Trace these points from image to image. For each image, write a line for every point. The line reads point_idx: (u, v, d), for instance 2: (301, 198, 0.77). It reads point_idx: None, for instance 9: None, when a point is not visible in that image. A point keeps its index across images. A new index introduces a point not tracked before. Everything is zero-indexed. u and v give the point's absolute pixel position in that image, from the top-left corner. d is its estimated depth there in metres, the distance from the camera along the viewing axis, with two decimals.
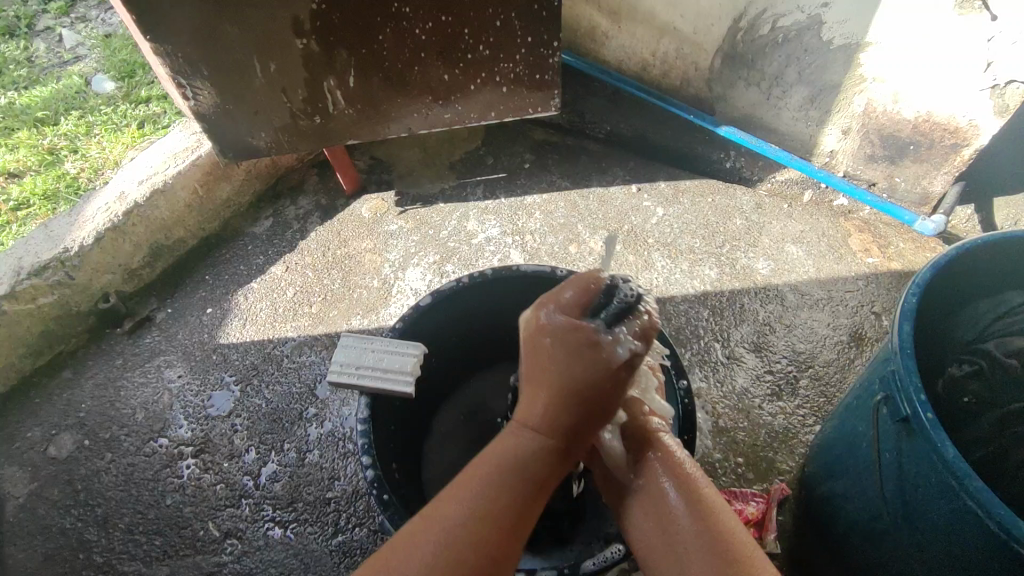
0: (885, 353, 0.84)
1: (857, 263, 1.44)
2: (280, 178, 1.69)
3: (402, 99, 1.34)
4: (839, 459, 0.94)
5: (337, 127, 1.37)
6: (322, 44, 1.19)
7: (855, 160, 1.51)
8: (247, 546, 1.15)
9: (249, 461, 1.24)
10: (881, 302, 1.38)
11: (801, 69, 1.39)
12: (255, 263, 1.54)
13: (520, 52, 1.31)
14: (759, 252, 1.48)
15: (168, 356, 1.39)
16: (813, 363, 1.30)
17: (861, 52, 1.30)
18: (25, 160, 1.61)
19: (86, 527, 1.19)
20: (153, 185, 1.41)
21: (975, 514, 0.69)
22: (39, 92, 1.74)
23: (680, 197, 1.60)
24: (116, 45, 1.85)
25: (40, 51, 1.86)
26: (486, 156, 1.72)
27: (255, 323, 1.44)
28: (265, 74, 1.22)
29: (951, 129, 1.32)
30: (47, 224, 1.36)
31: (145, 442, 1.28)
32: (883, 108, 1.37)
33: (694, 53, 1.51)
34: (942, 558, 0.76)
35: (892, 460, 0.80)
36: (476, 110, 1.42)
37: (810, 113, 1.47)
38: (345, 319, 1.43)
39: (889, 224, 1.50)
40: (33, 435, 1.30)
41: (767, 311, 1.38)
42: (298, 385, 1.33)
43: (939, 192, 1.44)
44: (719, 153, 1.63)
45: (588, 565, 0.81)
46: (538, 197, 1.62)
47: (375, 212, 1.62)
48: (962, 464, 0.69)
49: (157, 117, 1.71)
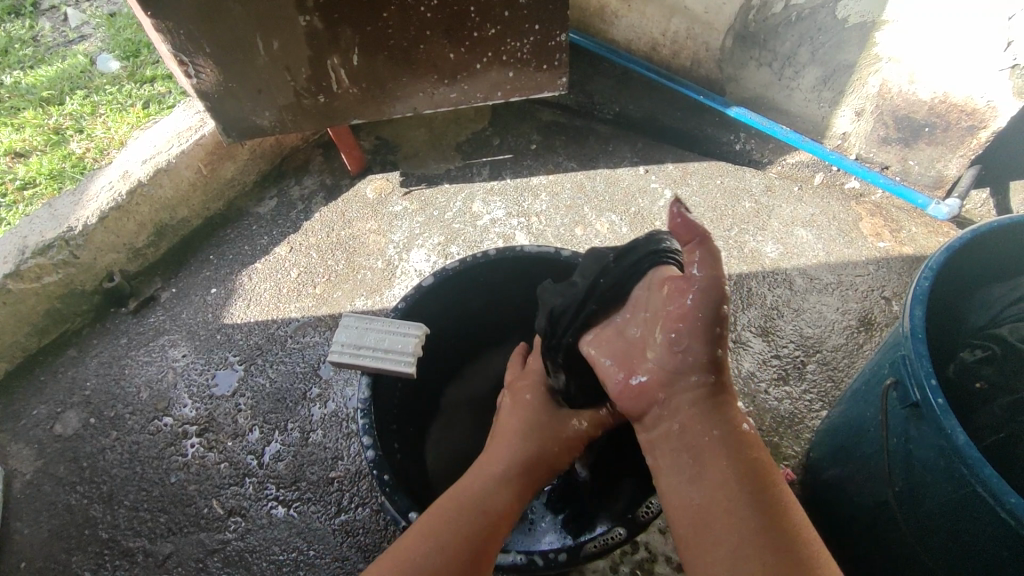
0: (895, 337, 0.82)
1: (867, 247, 1.42)
2: (284, 158, 1.68)
3: (407, 77, 1.32)
4: (846, 444, 0.93)
5: (341, 106, 1.35)
6: (326, 21, 1.17)
7: (869, 143, 1.48)
8: (251, 524, 1.16)
9: (253, 441, 1.24)
10: (891, 286, 1.35)
11: (815, 49, 1.35)
12: (260, 243, 1.54)
13: (527, 31, 1.28)
14: (768, 236, 1.46)
15: (173, 336, 1.39)
16: (821, 348, 1.28)
17: (877, 31, 1.27)
18: (30, 140, 1.60)
19: (92, 504, 1.20)
20: (156, 164, 1.40)
21: (984, 500, 0.67)
22: (44, 72, 1.73)
23: (688, 179, 1.57)
24: (120, 24, 1.84)
25: (44, 30, 1.85)
26: (492, 137, 1.70)
27: (259, 304, 1.44)
28: (268, 52, 1.20)
29: (968, 111, 1.29)
30: (52, 203, 1.35)
31: (150, 420, 1.28)
32: (898, 89, 1.34)
33: (705, 33, 1.48)
34: (947, 544, 0.76)
35: (902, 447, 0.79)
36: (482, 90, 1.39)
37: (823, 94, 1.43)
38: (349, 300, 1.42)
39: (901, 208, 1.48)
40: (40, 413, 1.31)
41: (774, 295, 1.36)
42: (302, 365, 1.33)
43: (954, 175, 1.41)
44: (729, 135, 1.60)
45: (589, 547, 0.80)
46: (545, 178, 1.61)
47: (380, 192, 1.61)
48: (971, 450, 0.68)
49: (161, 97, 1.70)
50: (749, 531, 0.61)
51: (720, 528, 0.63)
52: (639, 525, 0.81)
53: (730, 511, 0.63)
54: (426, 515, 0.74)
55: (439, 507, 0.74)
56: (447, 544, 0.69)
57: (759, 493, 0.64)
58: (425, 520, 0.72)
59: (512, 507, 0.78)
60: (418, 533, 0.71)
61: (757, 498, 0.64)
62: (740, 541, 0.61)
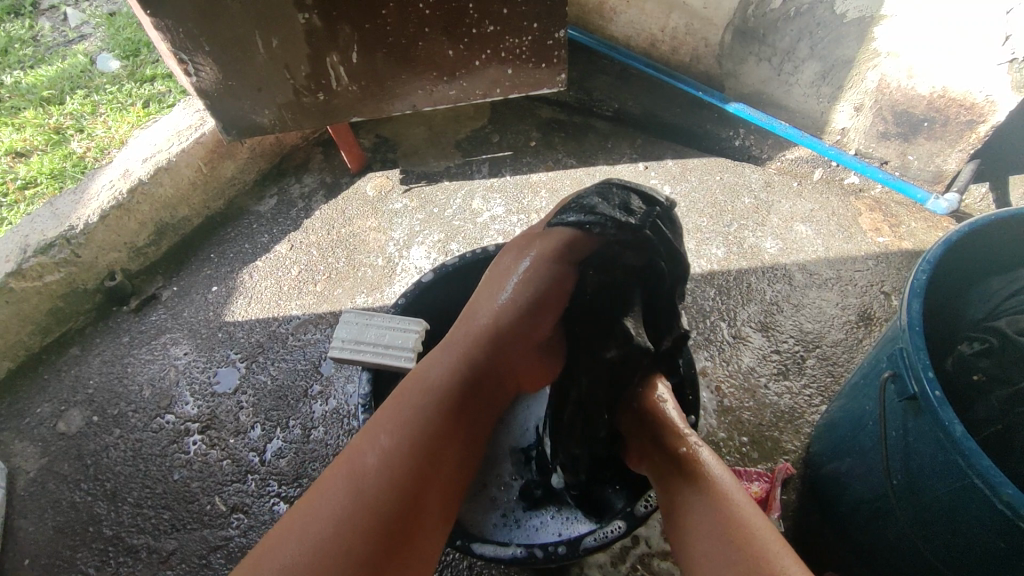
0: (893, 331, 0.82)
1: (867, 242, 1.42)
2: (284, 156, 1.68)
3: (406, 75, 1.32)
4: (845, 438, 0.93)
5: (340, 103, 1.36)
6: (325, 18, 1.18)
7: (868, 138, 1.48)
8: (253, 521, 1.16)
9: (255, 437, 1.25)
10: (891, 281, 1.35)
11: (813, 44, 1.35)
12: (261, 242, 1.54)
13: (526, 28, 1.28)
14: (768, 232, 1.46)
15: (175, 334, 1.40)
16: (821, 343, 1.29)
17: (876, 26, 1.27)
18: (31, 140, 1.61)
19: (95, 501, 1.21)
20: (157, 163, 1.40)
21: (981, 492, 0.68)
22: (45, 72, 1.73)
23: (687, 175, 1.57)
24: (120, 23, 1.84)
25: (44, 30, 1.85)
26: (491, 134, 1.70)
27: (260, 302, 1.44)
28: (268, 50, 1.21)
29: (966, 105, 1.29)
30: (53, 202, 1.36)
31: (153, 418, 1.29)
32: (896, 84, 1.33)
33: (704, 28, 1.48)
34: (945, 537, 0.76)
35: (899, 439, 0.79)
36: (481, 87, 1.39)
37: (822, 89, 1.43)
38: (350, 298, 1.43)
39: (900, 203, 1.48)
40: (43, 411, 1.31)
41: (774, 291, 1.36)
42: (303, 362, 1.34)
43: (953, 169, 1.41)
44: (729, 131, 1.60)
45: (589, 541, 0.80)
46: (545, 175, 1.61)
47: (380, 190, 1.61)
48: (968, 442, 0.68)
49: (161, 96, 1.70)
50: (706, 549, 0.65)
51: (696, 537, 0.67)
52: (639, 518, 0.81)
53: (700, 522, 0.67)
54: (383, 409, 0.72)
55: (389, 402, 0.72)
56: (400, 444, 0.68)
57: (711, 505, 0.68)
58: (380, 414, 0.70)
59: (469, 394, 0.76)
60: (371, 428, 0.70)
61: (708, 511, 0.68)
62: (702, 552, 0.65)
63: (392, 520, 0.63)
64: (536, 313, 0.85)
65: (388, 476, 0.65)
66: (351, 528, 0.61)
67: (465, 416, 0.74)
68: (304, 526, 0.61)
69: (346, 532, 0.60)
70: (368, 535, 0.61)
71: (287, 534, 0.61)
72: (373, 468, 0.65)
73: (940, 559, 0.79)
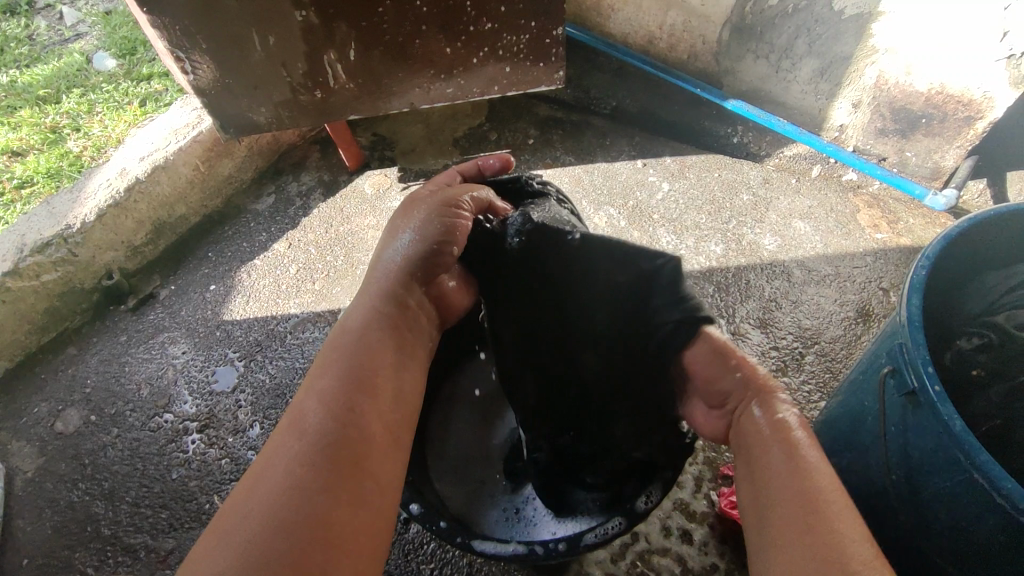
0: (892, 326, 0.82)
1: (865, 238, 1.42)
2: (282, 155, 1.68)
3: (404, 73, 1.32)
4: (843, 433, 0.93)
5: (338, 101, 1.36)
6: (322, 16, 1.17)
7: (866, 134, 1.48)
8: None
9: (254, 436, 1.24)
10: (889, 278, 1.36)
11: (811, 41, 1.35)
12: (259, 240, 1.54)
13: (523, 25, 1.28)
14: (767, 229, 1.46)
15: (172, 333, 1.40)
16: (819, 339, 1.29)
17: (873, 22, 1.27)
18: (27, 139, 1.60)
19: (93, 501, 1.20)
20: (154, 161, 1.40)
21: (982, 487, 0.68)
22: (40, 71, 1.72)
23: (686, 172, 1.57)
24: (116, 22, 1.83)
25: (39, 29, 1.85)
26: (489, 132, 1.70)
27: (258, 300, 1.44)
28: (265, 48, 1.20)
29: (964, 102, 1.29)
30: (50, 201, 1.36)
31: (151, 417, 1.29)
32: (894, 81, 1.34)
33: (701, 25, 1.48)
34: (946, 532, 0.76)
35: (899, 435, 0.79)
36: (479, 85, 1.39)
37: (820, 85, 1.44)
38: (348, 296, 1.43)
39: (899, 199, 1.48)
40: (40, 411, 1.31)
41: (773, 287, 1.36)
42: (302, 361, 1.33)
43: (951, 165, 1.41)
44: (728, 128, 1.61)
45: (590, 537, 0.80)
46: (543, 172, 1.61)
47: (378, 188, 1.61)
48: (968, 437, 0.68)
49: (158, 95, 1.69)
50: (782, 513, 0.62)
51: (770, 500, 0.64)
52: (640, 514, 0.81)
53: (775, 490, 0.64)
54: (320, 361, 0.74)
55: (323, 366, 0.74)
56: (336, 388, 0.70)
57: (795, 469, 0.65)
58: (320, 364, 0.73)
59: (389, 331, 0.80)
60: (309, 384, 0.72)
61: (791, 475, 0.64)
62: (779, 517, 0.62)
63: (332, 452, 0.64)
64: (443, 253, 0.90)
65: (330, 422, 0.66)
66: (298, 479, 0.61)
67: (388, 354, 0.77)
68: (253, 488, 0.62)
69: (287, 485, 0.61)
70: (312, 476, 0.62)
71: (244, 495, 0.61)
72: (315, 420, 0.66)
73: (940, 554, 0.79)
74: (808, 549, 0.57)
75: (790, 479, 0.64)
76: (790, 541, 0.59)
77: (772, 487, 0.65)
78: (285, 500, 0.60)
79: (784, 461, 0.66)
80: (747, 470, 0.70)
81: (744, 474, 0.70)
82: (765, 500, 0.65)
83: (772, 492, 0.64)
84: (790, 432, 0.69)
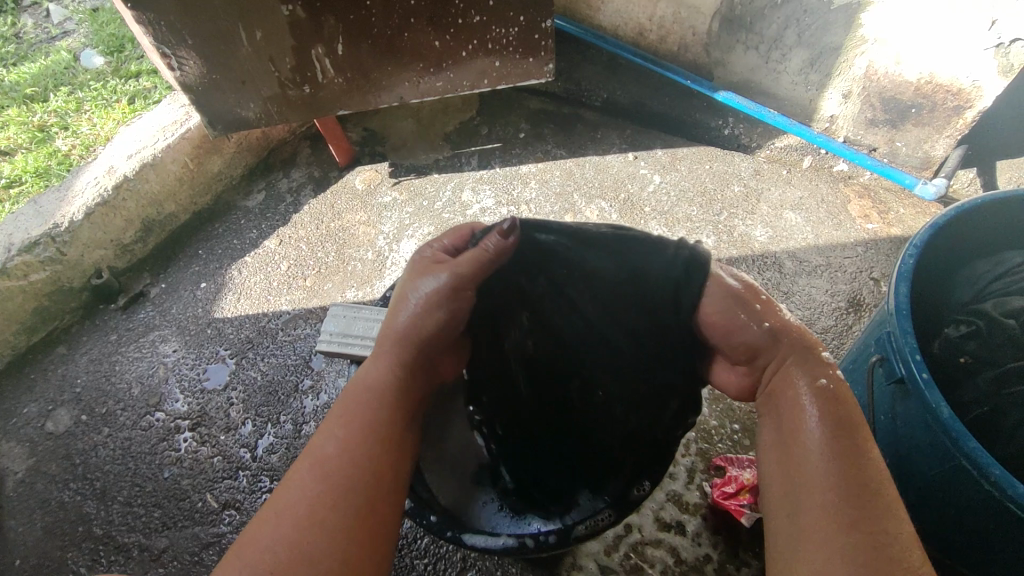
0: (881, 315, 0.82)
1: (856, 229, 1.42)
2: (272, 151, 1.67)
3: (392, 66, 1.31)
4: None
5: (327, 97, 1.35)
6: (309, 10, 1.16)
7: (856, 125, 1.48)
8: (246, 517, 1.16)
9: (246, 433, 1.24)
10: (880, 268, 1.36)
11: (801, 31, 1.35)
12: (249, 237, 1.53)
13: (511, 18, 1.27)
14: (758, 220, 1.46)
15: (163, 331, 1.39)
16: (811, 330, 1.29)
17: (863, 12, 1.26)
18: (14, 138, 1.58)
19: (85, 500, 1.20)
20: (141, 159, 1.39)
21: (970, 473, 0.68)
22: (27, 69, 1.71)
23: (677, 165, 1.57)
24: (103, 19, 1.81)
25: (26, 28, 1.83)
26: (480, 126, 1.69)
27: (249, 297, 1.43)
28: (252, 43, 1.19)
29: (953, 91, 1.29)
30: (37, 200, 1.34)
31: (142, 416, 1.28)
32: (884, 71, 1.34)
33: (692, 17, 1.47)
34: (935, 519, 0.76)
35: (888, 423, 0.80)
36: (468, 78, 1.38)
37: (810, 76, 1.43)
38: (340, 292, 1.42)
39: (889, 189, 1.48)
40: (31, 411, 1.30)
41: (764, 279, 1.36)
42: (293, 358, 1.33)
43: (941, 155, 1.42)
44: (718, 119, 1.60)
45: (579, 529, 0.80)
46: (534, 166, 1.60)
47: (368, 183, 1.60)
48: (956, 423, 0.68)
49: (147, 92, 1.68)
50: (821, 504, 0.56)
51: (809, 484, 0.58)
52: (630, 504, 0.82)
53: (819, 476, 0.58)
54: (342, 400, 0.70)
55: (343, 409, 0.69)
56: (355, 432, 0.66)
57: (851, 457, 0.58)
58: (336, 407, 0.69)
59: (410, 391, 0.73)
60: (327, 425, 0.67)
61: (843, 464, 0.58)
62: (820, 506, 0.56)
63: (349, 498, 0.60)
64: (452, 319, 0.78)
65: (347, 461, 0.63)
66: (317, 510, 0.59)
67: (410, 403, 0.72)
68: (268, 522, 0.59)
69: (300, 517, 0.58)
70: (337, 512, 0.59)
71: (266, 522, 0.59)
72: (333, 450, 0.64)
73: (930, 541, 0.79)
74: (852, 555, 0.52)
75: (836, 472, 0.57)
76: (826, 538, 0.54)
77: (812, 469, 0.59)
78: (302, 523, 0.58)
79: (826, 442, 0.60)
80: (780, 442, 0.64)
81: (775, 444, 0.64)
82: (796, 485, 0.59)
83: (814, 477, 0.58)
84: (836, 409, 0.63)
